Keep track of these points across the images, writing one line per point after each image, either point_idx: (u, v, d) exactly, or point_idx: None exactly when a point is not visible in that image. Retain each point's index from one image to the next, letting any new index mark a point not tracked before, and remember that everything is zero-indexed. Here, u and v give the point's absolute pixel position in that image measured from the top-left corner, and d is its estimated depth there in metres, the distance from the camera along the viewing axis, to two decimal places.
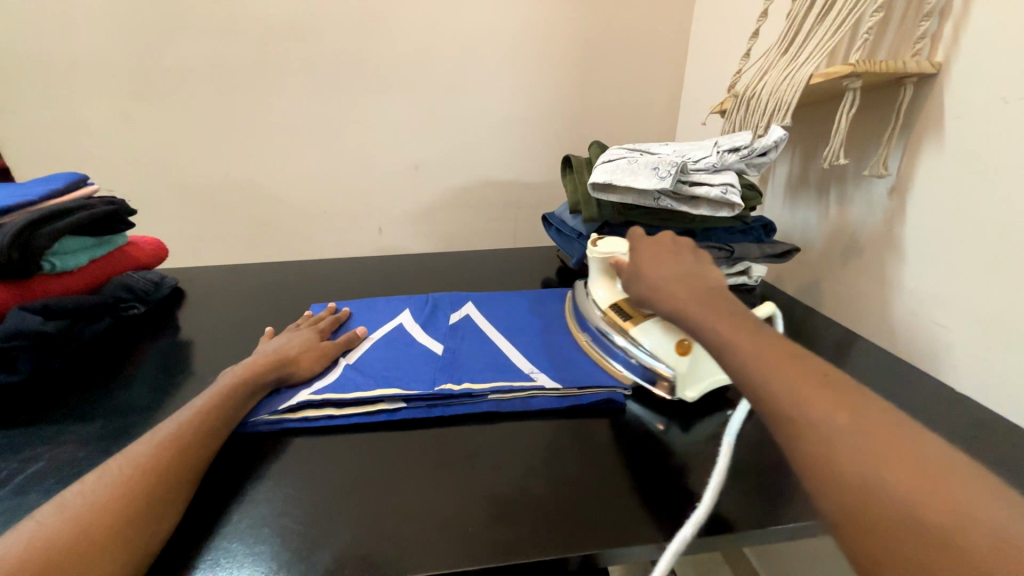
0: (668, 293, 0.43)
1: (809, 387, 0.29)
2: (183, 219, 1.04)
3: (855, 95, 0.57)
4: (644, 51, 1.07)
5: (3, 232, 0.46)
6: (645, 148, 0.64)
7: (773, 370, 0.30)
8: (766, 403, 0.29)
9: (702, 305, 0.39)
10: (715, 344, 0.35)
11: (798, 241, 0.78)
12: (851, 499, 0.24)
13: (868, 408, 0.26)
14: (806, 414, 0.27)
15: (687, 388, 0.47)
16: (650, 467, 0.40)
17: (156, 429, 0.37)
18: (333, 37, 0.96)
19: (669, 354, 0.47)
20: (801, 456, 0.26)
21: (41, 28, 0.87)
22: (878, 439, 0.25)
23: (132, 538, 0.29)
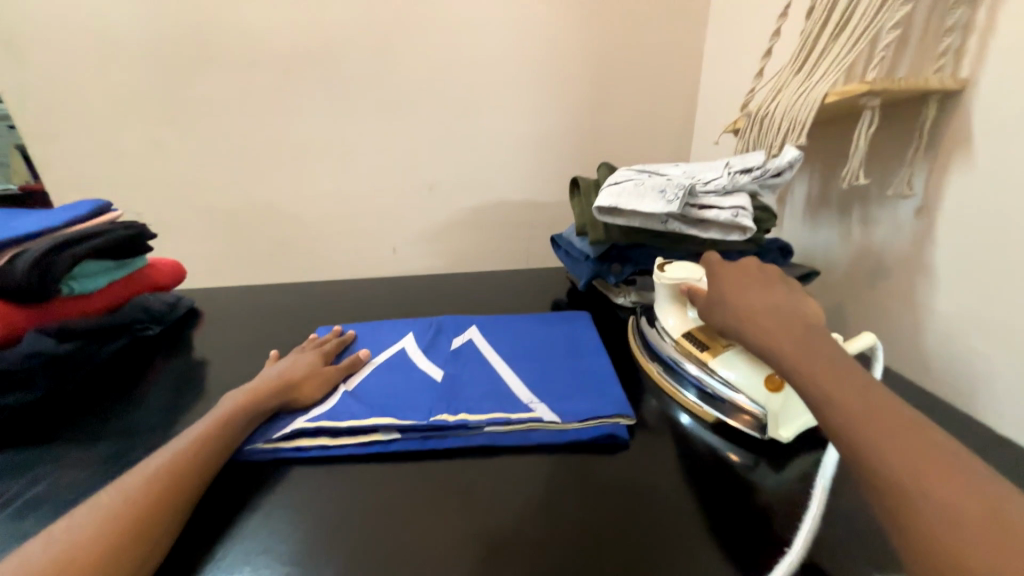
0: (760, 331, 0.42)
1: (915, 454, 0.28)
2: (205, 240, 1.08)
3: (874, 113, 0.54)
4: (657, 71, 1.07)
5: (25, 258, 0.49)
6: (653, 170, 0.63)
7: (877, 431, 0.29)
8: (863, 465, 0.29)
9: (803, 348, 0.38)
10: (813, 395, 0.34)
11: (820, 263, 0.74)
12: (941, 570, 0.24)
13: (966, 479, 0.26)
14: (910, 481, 0.27)
15: (779, 429, 0.44)
16: (725, 510, 0.39)
17: (151, 458, 0.37)
18: (349, 65, 0.99)
19: (758, 390, 0.45)
20: (902, 527, 0.26)
21: (82, 64, 0.93)
22: (976, 515, 0.24)
23: (114, 574, 0.29)
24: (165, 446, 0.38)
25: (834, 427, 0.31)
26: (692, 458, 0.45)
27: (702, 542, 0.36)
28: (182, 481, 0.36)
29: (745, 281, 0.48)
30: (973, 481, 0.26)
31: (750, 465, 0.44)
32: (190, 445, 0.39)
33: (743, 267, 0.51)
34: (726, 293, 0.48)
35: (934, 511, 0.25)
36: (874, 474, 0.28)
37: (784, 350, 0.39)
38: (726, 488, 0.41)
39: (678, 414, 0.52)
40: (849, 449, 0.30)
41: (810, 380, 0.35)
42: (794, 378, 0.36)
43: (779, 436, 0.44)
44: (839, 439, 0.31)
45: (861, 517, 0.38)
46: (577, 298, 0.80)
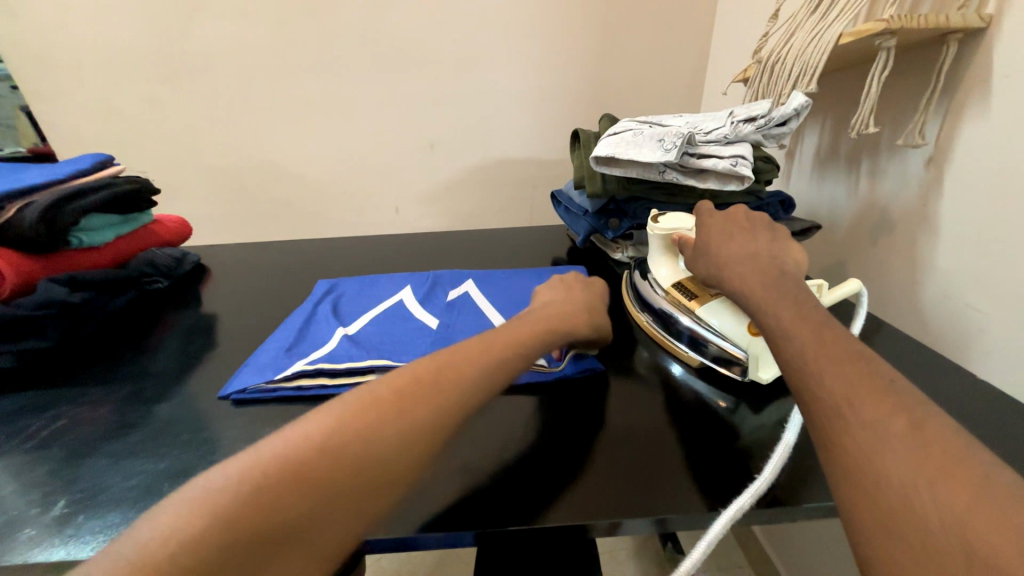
0: (741, 282, 0.44)
1: (860, 385, 0.29)
2: (209, 199, 1.08)
3: (889, 55, 0.51)
4: (668, 16, 1.01)
5: (30, 209, 0.50)
6: (655, 119, 0.62)
7: (832, 367, 0.31)
8: (815, 397, 0.30)
9: (776, 298, 0.40)
10: (781, 341, 0.36)
11: (824, 218, 0.73)
12: (848, 475, 0.26)
13: (891, 404, 0.27)
14: (849, 408, 0.28)
15: (760, 370, 0.46)
16: (699, 446, 0.41)
17: (410, 383, 0.34)
18: (345, 14, 0.95)
19: (739, 335, 0.47)
20: (837, 450, 0.27)
21: (72, 15, 0.90)
22: (889, 432, 0.26)
23: (320, 531, 0.26)
24: (429, 375, 0.35)
25: (794, 368, 0.33)
26: (671, 400, 0.47)
27: (676, 474, 0.38)
28: (380, 451, 0.30)
29: (731, 236, 0.49)
30: (906, 406, 0.27)
31: (732, 408, 0.46)
32: (388, 397, 0.32)
33: (732, 219, 0.52)
34: (711, 247, 0.49)
35: (863, 432, 0.27)
36: (823, 404, 0.30)
37: (761, 300, 0.41)
38: (704, 427, 0.43)
39: (668, 363, 0.53)
40: (804, 386, 0.32)
41: (778, 327, 0.37)
42: (770, 331, 0.38)
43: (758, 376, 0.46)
44: (796, 378, 0.33)
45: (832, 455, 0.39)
46: (576, 255, 0.80)
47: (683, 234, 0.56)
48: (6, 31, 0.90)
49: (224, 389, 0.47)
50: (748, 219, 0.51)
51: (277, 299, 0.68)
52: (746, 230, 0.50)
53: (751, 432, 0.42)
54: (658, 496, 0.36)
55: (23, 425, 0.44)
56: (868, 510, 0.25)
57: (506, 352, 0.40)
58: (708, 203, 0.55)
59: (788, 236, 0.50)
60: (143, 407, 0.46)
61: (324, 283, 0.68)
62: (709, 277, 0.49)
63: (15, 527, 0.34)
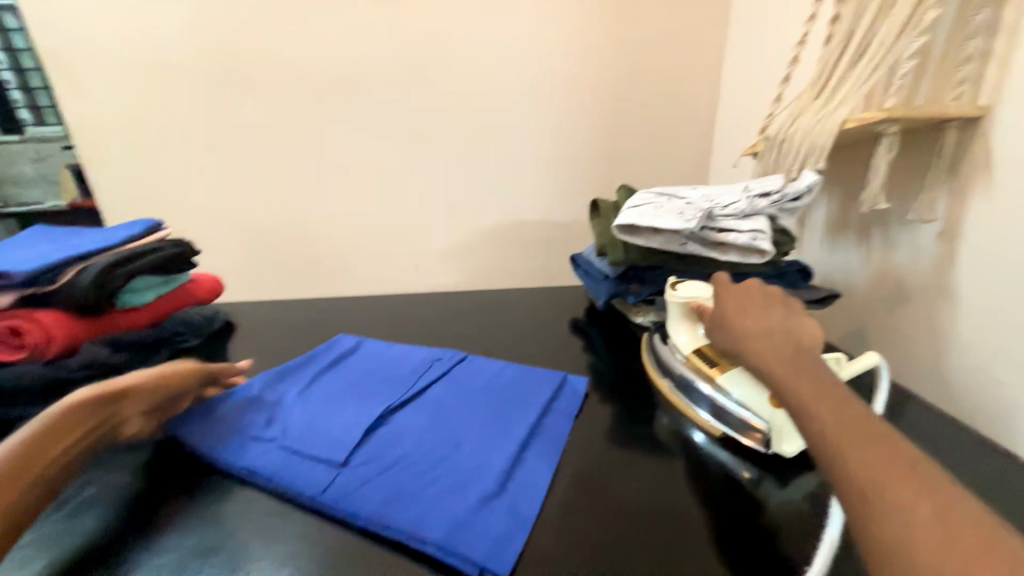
0: (758, 354, 0.44)
1: (890, 466, 0.28)
2: (238, 255, 1.13)
3: (892, 139, 0.55)
4: (675, 95, 1.09)
5: (87, 273, 0.53)
6: (672, 193, 0.65)
7: (858, 446, 0.30)
8: (845, 481, 0.29)
9: (795, 370, 0.39)
10: (801, 415, 0.36)
11: (841, 285, 0.74)
12: (881, 561, 0.26)
13: (916, 484, 0.27)
14: (880, 493, 0.27)
15: (784, 443, 0.45)
16: (729, 526, 0.39)
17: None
18: (380, 92, 1.04)
19: (763, 407, 0.46)
20: (867, 533, 0.27)
21: (135, 94, 1.00)
22: (923, 519, 0.25)
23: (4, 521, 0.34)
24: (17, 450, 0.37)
25: (819, 447, 0.32)
26: (697, 472, 0.46)
27: (707, 558, 0.36)
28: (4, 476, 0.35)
29: (745, 306, 0.50)
30: (942, 492, 0.26)
31: (757, 480, 0.44)
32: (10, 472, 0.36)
33: (745, 290, 0.53)
34: (725, 318, 0.50)
35: (902, 521, 0.26)
36: (854, 487, 0.29)
37: (779, 372, 0.40)
38: (733, 503, 0.42)
39: (692, 432, 0.52)
40: (832, 468, 0.31)
41: (797, 401, 0.37)
42: (791, 407, 0.37)
43: (785, 450, 0.45)
44: (821, 459, 0.32)
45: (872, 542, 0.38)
46: (594, 317, 0.82)
47: (701, 302, 0.56)
48: (76, 106, 1.00)
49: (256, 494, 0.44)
50: (762, 291, 0.52)
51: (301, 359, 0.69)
52: (760, 302, 0.50)
53: (780, 508, 0.41)
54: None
55: None
56: None
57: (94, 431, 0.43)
58: (725, 275, 0.57)
59: (802, 309, 0.50)
60: (172, 473, 0.46)
61: (344, 346, 0.70)
62: (725, 347, 0.48)
63: None
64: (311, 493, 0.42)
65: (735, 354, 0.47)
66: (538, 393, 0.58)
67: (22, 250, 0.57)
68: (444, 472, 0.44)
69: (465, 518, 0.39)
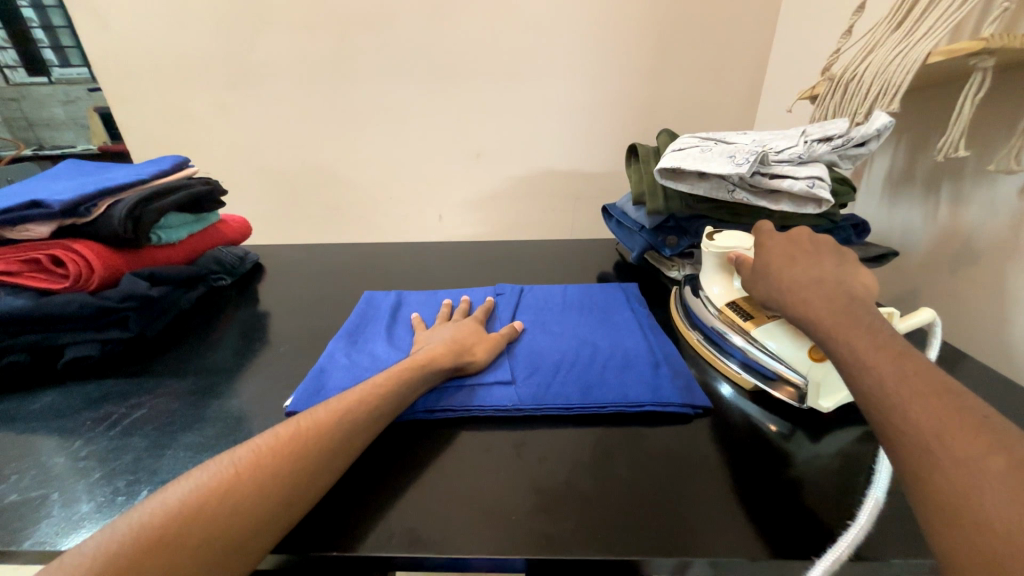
0: (805, 306, 0.41)
1: (955, 422, 0.27)
2: (267, 201, 1.14)
3: (984, 75, 0.48)
4: (726, 31, 0.99)
5: (120, 207, 0.53)
6: (720, 136, 0.60)
7: (925, 403, 0.28)
8: (903, 438, 0.28)
9: (849, 321, 0.37)
10: (852, 370, 0.34)
11: (895, 244, 0.69)
12: (942, 513, 0.24)
13: (978, 437, 0.25)
14: (944, 448, 0.26)
15: (820, 398, 0.44)
16: (764, 478, 0.38)
17: (263, 448, 0.33)
18: (404, 26, 0.97)
19: (800, 360, 0.44)
20: (929, 489, 0.25)
21: (153, 29, 0.97)
22: (989, 472, 0.24)
23: (266, 522, 0.30)
24: (289, 436, 0.34)
25: (874, 404, 0.31)
26: (732, 426, 0.45)
27: (740, 505, 0.36)
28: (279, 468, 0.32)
29: (792, 256, 0.47)
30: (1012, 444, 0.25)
31: (786, 434, 0.43)
32: (277, 458, 0.32)
33: (794, 241, 0.49)
34: (771, 269, 0.47)
35: (966, 476, 0.24)
36: (912, 444, 0.27)
37: (831, 325, 0.37)
38: (764, 457, 0.41)
39: (720, 384, 0.51)
40: (888, 423, 0.29)
41: (849, 353, 0.34)
42: (840, 360, 0.35)
43: (823, 404, 0.44)
44: (877, 416, 0.30)
45: None
46: (625, 270, 0.79)
47: (739, 252, 0.54)
48: (98, 41, 0.97)
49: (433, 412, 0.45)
50: (812, 242, 0.49)
51: (332, 301, 0.70)
52: (810, 253, 0.47)
53: (820, 463, 0.40)
54: (730, 530, 0.34)
55: (106, 411, 0.46)
56: (968, 555, 0.23)
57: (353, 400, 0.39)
58: (769, 223, 0.53)
59: (857, 260, 0.46)
60: (215, 402, 0.47)
61: (389, 293, 0.69)
62: (768, 299, 0.46)
63: (107, 512, 0.35)
64: (509, 403, 0.45)
65: (776, 307, 0.45)
66: (618, 302, 0.64)
67: (55, 182, 0.57)
68: (608, 367, 0.50)
69: (655, 381, 0.47)
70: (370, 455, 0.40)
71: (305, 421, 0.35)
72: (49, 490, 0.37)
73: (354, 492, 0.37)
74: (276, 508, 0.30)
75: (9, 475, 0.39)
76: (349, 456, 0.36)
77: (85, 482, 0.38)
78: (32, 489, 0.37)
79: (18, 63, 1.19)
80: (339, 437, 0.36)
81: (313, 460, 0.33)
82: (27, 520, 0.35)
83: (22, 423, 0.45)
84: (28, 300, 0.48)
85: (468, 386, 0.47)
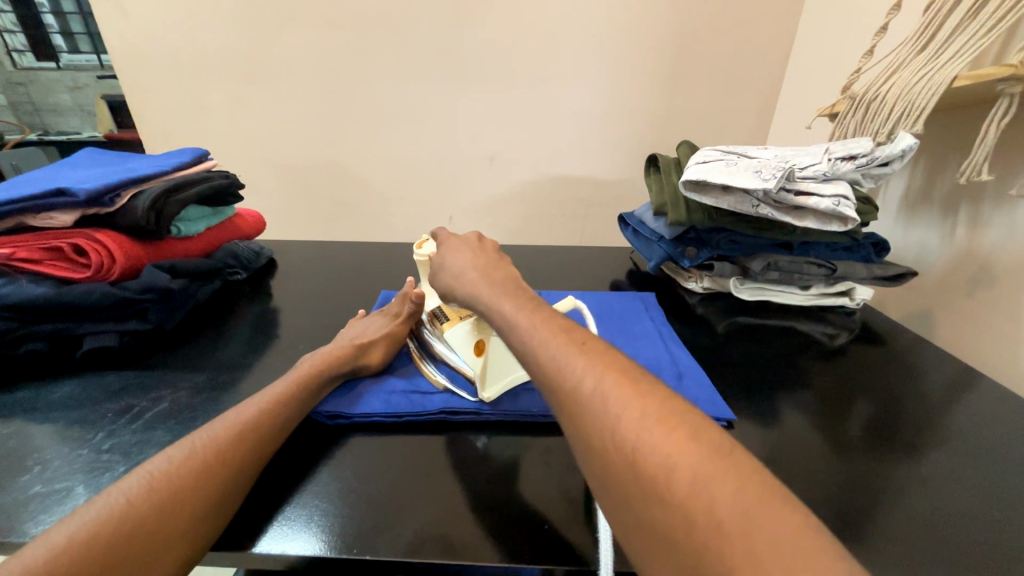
0: (537, 347, 0.33)
1: (651, 414, 0.26)
2: (279, 196, 1.13)
3: (1011, 100, 0.49)
4: (745, 44, 1.00)
5: (144, 199, 0.53)
6: (742, 150, 0.61)
7: (666, 445, 0.25)
8: (668, 509, 0.23)
9: (575, 356, 0.31)
10: (558, 369, 0.31)
11: (910, 263, 0.69)
12: (653, 514, 0.24)
13: (661, 409, 0.27)
14: (714, 505, 0.22)
15: (488, 386, 0.46)
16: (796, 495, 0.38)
17: (169, 460, 0.33)
18: (424, 28, 0.98)
19: (467, 354, 0.48)
20: (633, 485, 0.25)
21: (173, 21, 0.96)
22: (663, 433, 0.25)
23: (176, 536, 0.30)
24: (186, 445, 0.34)
25: (634, 482, 0.25)
26: (757, 439, 0.44)
27: None
28: (186, 482, 0.32)
29: (503, 293, 0.41)
30: (745, 462, 0.24)
31: (812, 449, 0.43)
32: (181, 470, 0.32)
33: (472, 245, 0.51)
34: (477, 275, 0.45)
35: (746, 533, 0.21)
36: (653, 483, 0.24)
37: (529, 332, 0.35)
38: (791, 473, 0.40)
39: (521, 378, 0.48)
40: (652, 500, 0.24)
41: (547, 355, 0.32)
42: (544, 369, 0.32)
43: (487, 394, 0.46)
44: (586, 412, 0.28)
45: (958, 526, 0.36)
46: (639, 279, 0.79)
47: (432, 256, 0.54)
48: (117, 31, 0.97)
49: (456, 419, 0.45)
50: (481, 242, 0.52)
51: (346, 300, 0.69)
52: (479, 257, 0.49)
53: (851, 478, 0.40)
54: None
55: (127, 403, 0.46)
56: (684, 553, 0.22)
57: (253, 405, 0.39)
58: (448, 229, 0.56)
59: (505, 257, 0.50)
60: (235, 397, 0.47)
61: None
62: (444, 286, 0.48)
63: None
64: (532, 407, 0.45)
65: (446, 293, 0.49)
66: (635, 309, 0.65)
67: (75, 171, 0.56)
68: None
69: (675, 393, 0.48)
70: (314, 459, 0.40)
71: (214, 434, 0.36)
72: (73, 483, 0.37)
73: (281, 495, 0.37)
74: (188, 520, 0.30)
75: (29, 467, 0.38)
76: (256, 462, 0.36)
77: (110, 475, 0.37)
78: (55, 480, 0.37)
79: (27, 47, 1.18)
80: (245, 443, 0.36)
81: (221, 470, 0.34)
82: (53, 512, 0.34)
83: (41, 413, 0.45)
84: (50, 288, 0.48)
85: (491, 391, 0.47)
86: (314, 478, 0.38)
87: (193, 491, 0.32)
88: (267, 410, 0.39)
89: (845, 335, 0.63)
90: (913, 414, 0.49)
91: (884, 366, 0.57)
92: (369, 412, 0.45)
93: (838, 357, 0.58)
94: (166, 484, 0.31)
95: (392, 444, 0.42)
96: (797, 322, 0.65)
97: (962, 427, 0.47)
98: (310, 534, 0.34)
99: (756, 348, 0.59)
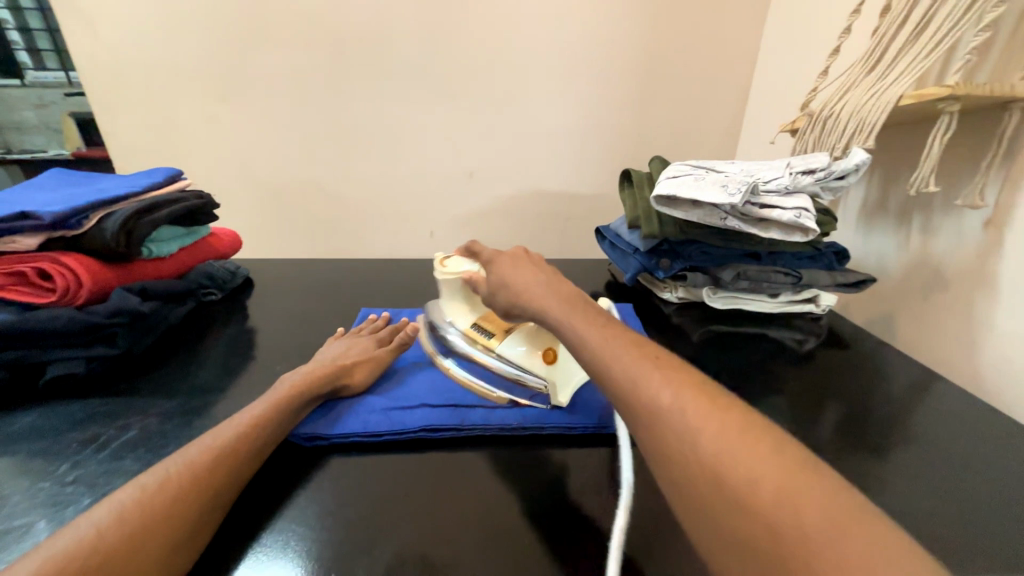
0: (605, 359, 0.34)
1: (731, 425, 0.27)
2: (255, 214, 1.12)
3: (951, 118, 0.53)
4: (711, 64, 1.04)
5: (114, 220, 0.52)
6: (710, 165, 0.63)
7: (746, 455, 0.25)
8: (750, 517, 0.23)
9: (651, 372, 0.31)
10: (625, 378, 0.32)
11: (870, 270, 0.73)
12: (734, 523, 0.24)
13: (738, 419, 0.27)
14: (803, 515, 0.22)
15: (560, 393, 0.48)
16: None
17: (142, 486, 0.32)
18: (402, 47, 0.99)
19: (538, 365, 0.49)
20: (713, 493, 0.25)
21: (145, 39, 0.96)
22: (742, 444, 0.25)
23: (149, 567, 0.29)
24: (161, 470, 0.33)
25: (711, 489, 0.25)
26: None
27: None
28: (161, 509, 0.31)
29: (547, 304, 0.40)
30: (822, 473, 0.24)
31: None
32: (156, 497, 0.31)
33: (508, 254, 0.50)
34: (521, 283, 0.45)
35: (838, 545, 0.21)
36: (731, 491, 0.24)
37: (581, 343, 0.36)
38: None
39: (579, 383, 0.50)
40: (733, 508, 0.24)
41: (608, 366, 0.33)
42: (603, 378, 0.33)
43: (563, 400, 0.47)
44: (660, 420, 0.29)
45: (922, 522, 0.37)
46: (616, 291, 0.81)
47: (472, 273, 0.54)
48: (86, 49, 0.96)
49: (439, 437, 0.45)
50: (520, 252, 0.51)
51: (324, 318, 0.69)
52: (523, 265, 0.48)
53: None
54: None
55: (94, 433, 0.44)
56: (767, 561, 0.22)
57: (231, 428, 0.39)
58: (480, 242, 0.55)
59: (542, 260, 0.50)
60: (209, 422, 0.46)
61: (385, 311, 0.69)
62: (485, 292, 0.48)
63: None
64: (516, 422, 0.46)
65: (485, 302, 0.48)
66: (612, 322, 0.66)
67: (41, 192, 0.55)
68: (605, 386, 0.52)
69: None
70: (293, 482, 0.40)
71: (190, 459, 0.35)
72: (34, 519, 0.35)
73: (260, 520, 0.36)
74: (162, 550, 0.30)
75: None
76: (233, 487, 0.35)
77: (74, 508, 0.36)
78: (14, 517, 0.35)
79: None
80: (222, 467, 0.35)
81: (197, 497, 0.33)
82: (11, 551, 0.33)
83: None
84: (11, 314, 0.46)
85: (473, 407, 0.48)
86: (292, 502, 0.38)
87: (168, 519, 0.31)
88: (245, 432, 0.39)
89: (813, 340, 0.65)
90: (878, 415, 0.51)
91: (850, 370, 0.59)
92: (351, 433, 0.44)
93: (807, 362, 0.60)
94: (140, 512, 0.30)
95: (372, 465, 0.42)
96: (768, 329, 0.67)
97: (924, 426, 0.49)
98: (289, 558, 0.33)
99: (730, 355, 0.61)
